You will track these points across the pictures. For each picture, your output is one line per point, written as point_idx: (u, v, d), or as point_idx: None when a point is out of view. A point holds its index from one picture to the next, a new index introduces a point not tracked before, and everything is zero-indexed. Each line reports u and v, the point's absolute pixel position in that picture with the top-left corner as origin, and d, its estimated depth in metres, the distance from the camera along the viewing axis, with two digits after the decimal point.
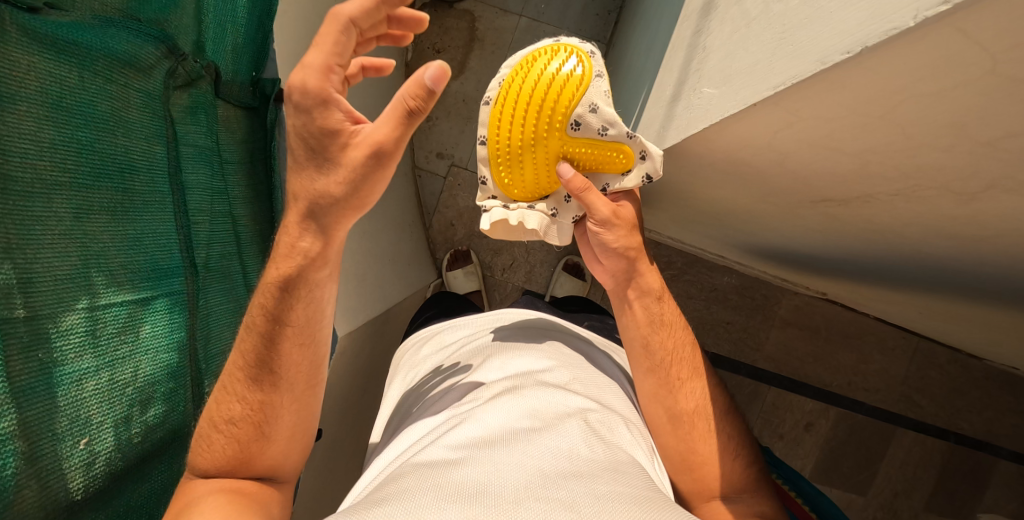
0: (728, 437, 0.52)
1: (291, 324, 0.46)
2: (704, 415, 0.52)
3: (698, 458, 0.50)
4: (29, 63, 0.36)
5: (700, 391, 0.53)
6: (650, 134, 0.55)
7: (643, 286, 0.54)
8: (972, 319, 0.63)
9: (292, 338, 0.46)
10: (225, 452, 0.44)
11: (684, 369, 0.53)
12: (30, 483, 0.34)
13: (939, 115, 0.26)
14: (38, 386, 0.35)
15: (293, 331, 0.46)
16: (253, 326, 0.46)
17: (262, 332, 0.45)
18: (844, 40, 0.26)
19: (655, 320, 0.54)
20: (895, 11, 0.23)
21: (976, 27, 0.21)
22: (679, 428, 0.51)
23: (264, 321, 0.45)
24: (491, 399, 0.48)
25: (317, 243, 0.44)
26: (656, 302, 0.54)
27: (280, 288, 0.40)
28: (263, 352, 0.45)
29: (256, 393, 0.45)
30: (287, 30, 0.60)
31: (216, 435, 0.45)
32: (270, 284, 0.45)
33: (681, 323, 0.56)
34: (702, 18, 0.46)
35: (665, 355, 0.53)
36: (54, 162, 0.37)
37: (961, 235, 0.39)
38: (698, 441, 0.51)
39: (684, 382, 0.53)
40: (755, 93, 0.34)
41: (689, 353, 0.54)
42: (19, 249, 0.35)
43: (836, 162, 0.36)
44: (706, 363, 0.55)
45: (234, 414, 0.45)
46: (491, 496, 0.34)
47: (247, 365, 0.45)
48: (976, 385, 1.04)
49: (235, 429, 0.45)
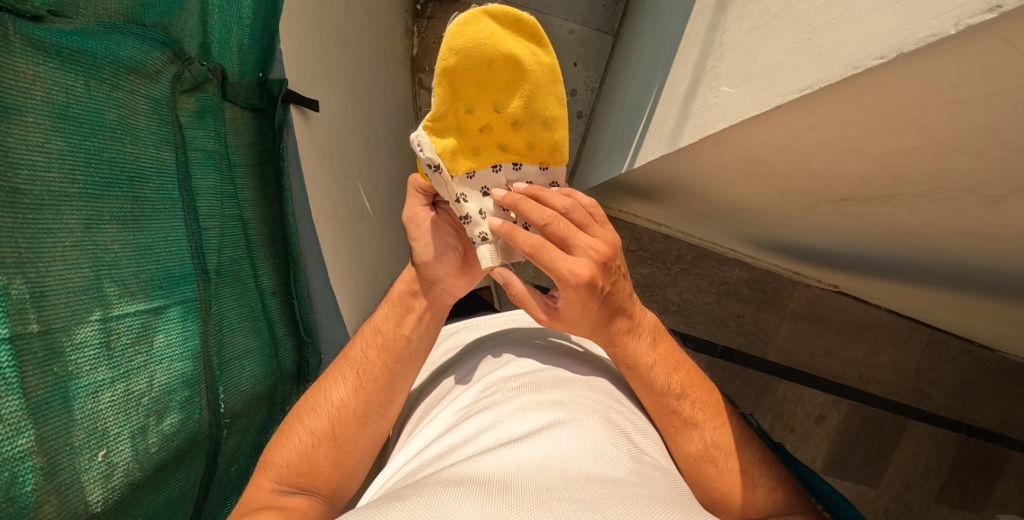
0: (743, 470, 0.49)
1: (389, 337, 0.52)
2: (710, 459, 0.48)
3: (718, 494, 0.48)
4: (33, 72, 0.35)
5: (700, 436, 0.50)
6: (662, 132, 0.54)
7: (631, 362, 0.50)
8: (991, 312, 0.62)
9: (391, 355, 0.52)
10: (300, 449, 0.48)
11: (674, 419, 0.50)
12: (50, 498, 0.34)
13: (970, 120, 0.25)
14: (55, 401, 0.35)
15: (393, 346, 0.52)
16: (364, 336, 0.53)
17: (369, 340, 0.53)
18: (876, 45, 0.25)
19: (644, 377, 0.50)
20: (932, 16, 0.22)
21: (1020, 35, 0.20)
22: (689, 469, 0.49)
23: (380, 330, 0.53)
24: (510, 396, 0.47)
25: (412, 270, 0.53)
26: (628, 368, 0.51)
27: (405, 288, 0.53)
28: (364, 360, 0.52)
29: (345, 394, 0.50)
30: (291, 29, 0.58)
31: (299, 433, 0.49)
32: (393, 298, 0.54)
33: (679, 373, 0.51)
34: (718, 12, 0.45)
35: (667, 396, 0.50)
36: (62, 173, 0.37)
37: (985, 236, 0.37)
38: (713, 478, 0.48)
39: (681, 429, 0.50)
40: (779, 95, 0.33)
41: (677, 407, 0.50)
42: (32, 264, 0.34)
43: (860, 164, 0.35)
44: (712, 403, 0.52)
45: (320, 407, 0.50)
46: (513, 493, 0.33)
47: (348, 367, 0.52)
48: (989, 377, 1.03)
49: (315, 424, 0.49)
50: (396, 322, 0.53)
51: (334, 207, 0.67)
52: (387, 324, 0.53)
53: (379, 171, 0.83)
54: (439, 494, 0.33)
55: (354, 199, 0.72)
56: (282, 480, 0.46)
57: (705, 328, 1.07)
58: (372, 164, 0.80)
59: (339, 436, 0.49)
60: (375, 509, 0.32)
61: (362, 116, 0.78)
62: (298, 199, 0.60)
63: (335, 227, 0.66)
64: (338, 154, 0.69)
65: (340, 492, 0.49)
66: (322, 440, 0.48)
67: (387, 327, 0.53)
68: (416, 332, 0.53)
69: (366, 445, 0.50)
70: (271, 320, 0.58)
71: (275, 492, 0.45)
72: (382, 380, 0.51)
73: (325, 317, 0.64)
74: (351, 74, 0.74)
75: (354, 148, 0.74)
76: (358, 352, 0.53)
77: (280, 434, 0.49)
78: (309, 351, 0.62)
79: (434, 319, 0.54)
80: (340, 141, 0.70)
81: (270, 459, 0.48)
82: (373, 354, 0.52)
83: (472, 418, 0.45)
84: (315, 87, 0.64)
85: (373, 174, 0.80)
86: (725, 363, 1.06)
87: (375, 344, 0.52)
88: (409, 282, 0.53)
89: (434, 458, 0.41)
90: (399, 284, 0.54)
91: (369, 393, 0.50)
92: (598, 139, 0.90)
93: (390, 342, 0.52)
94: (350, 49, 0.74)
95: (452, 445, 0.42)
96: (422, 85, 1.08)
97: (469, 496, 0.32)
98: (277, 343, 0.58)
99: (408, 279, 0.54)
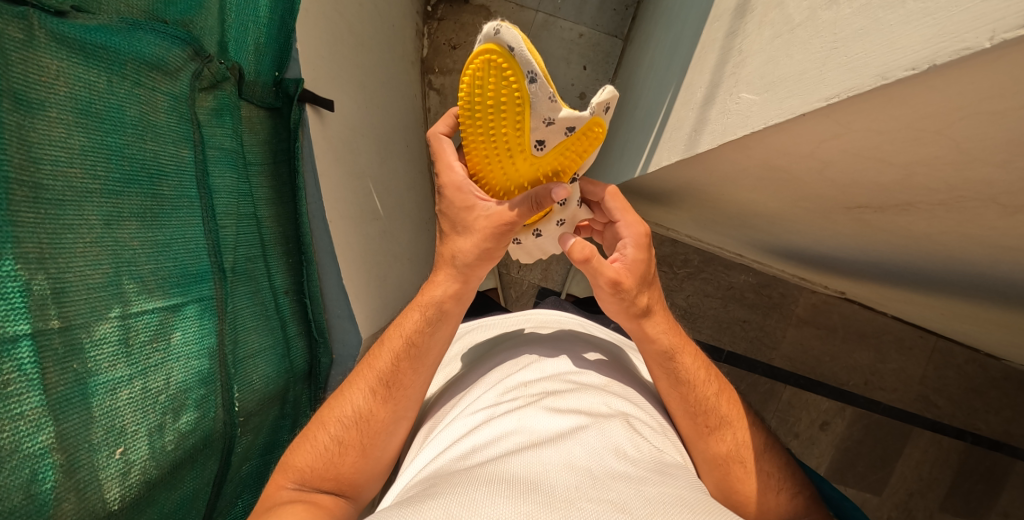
0: (767, 472, 0.49)
1: (419, 347, 0.51)
2: (739, 459, 0.49)
3: (742, 497, 0.47)
4: (57, 68, 0.35)
5: (731, 436, 0.50)
6: (678, 137, 0.54)
7: (659, 348, 0.52)
8: (1001, 322, 0.62)
9: (418, 365, 0.51)
10: (326, 457, 0.48)
11: (710, 418, 0.50)
12: (69, 495, 0.34)
13: (998, 132, 0.25)
14: (74, 398, 0.35)
15: (421, 356, 0.52)
16: (390, 345, 0.52)
17: (398, 351, 0.51)
18: (908, 56, 0.25)
19: (676, 372, 0.51)
20: (965, 30, 0.22)
21: None
22: (716, 470, 0.49)
23: (410, 341, 0.51)
24: (529, 398, 0.47)
25: (455, 281, 0.52)
26: (670, 362, 0.51)
27: (441, 296, 0.52)
28: (391, 370, 0.51)
29: (371, 404, 0.49)
30: (308, 28, 0.58)
31: (323, 438, 0.49)
32: (425, 307, 0.52)
33: (710, 374, 0.53)
34: (738, 19, 0.45)
35: (700, 399, 0.51)
36: (84, 168, 0.37)
37: (1001, 245, 0.37)
38: (738, 480, 0.48)
39: (713, 430, 0.50)
40: (805, 103, 0.33)
41: (713, 405, 0.51)
42: (53, 259, 0.34)
43: (881, 172, 0.35)
44: (739, 408, 0.52)
45: (345, 416, 0.49)
46: (541, 494, 0.33)
47: (373, 377, 0.50)
48: (994, 386, 1.03)
49: (342, 434, 0.48)
50: (422, 333, 0.52)
51: (347, 207, 0.67)
52: (418, 335, 0.52)
53: (389, 171, 0.83)
54: (468, 494, 0.33)
55: (366, 199, 0.72)
56: (306, 479, 0.47)
57: (711, 333, 1.07)
58: (383, 164, 0.80)
59: (366, 444, 0.48)
60: (406, 509, 0.32)
61: (374, 116, 0.78)
62: (312, 199, 0.60)
63: (348, 226, 0.66)
64: (351, 154, 0.69)
65: (363, 492, 0.50)
66: (348, 448, 0.48)
67: (416, 337, 0.52)
68: (437, 339, 0.53)
69: (386, 452, 0.50)
70: (283, 319, 0.58)
71: (298, 491, 0.46)
72: (408, 388, 0.51)
73: (337, 317, 0.64)
74: (364, 74, 0.74)
75: (366, 149, 0.74)
76: (383, 363, 0.51)
77: (304, 438, 0.49)
78: (320, 350, 0.62)
79: (453, 324, 0.54)
80: (352, 141, 0.70)
81: (292, 460, 0.48)
82: (402, 365, 0.51)
83: (493, 420, 0.45)
84: (330, 86, 0.64)
85: (384, 174, 0.80)
86: (731, 368, 1.06)
87: (403, 356, 0.51)
88: (443, 288, 0.53)
89: (455, 459, 0.41)
90: (434, 293, 0.53)
91: (397, 405, 0.50)
92: (608, 143, 0.90)
93: (417, 353, 0.51)
94: (364, 49, 0.74)
95: (473, 444, 0.42)
96: (432, 86, 1.08)
97: (499, 496, 0.32)
98: (290, 342, 0.58)
99: (447, 290, 0.52)
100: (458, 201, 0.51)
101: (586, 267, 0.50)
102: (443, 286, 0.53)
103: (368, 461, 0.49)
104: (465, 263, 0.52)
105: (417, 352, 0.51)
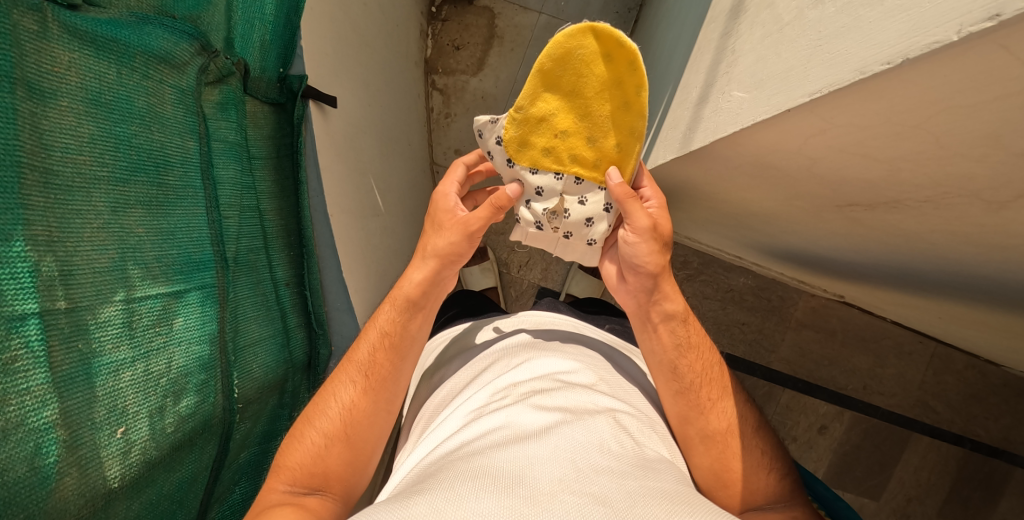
0: (762, 451, 0.51)
1: (396, 339, 0.53)
2: (736, 434, 0.50)
3: (734, 475, 0.48)
4: (68, 59, 0.36)
5: (730, 409, 0.52)
6: (674, 136, 0.55)
7: (666, 310, 0.53)
8: (996, 325, 0.62)
9: (396, 359, 0.53)
10: (313, 451, 0.49)
11: (712, 390, 0.52)
12: (71, 471, 0.35)
13: (976, 125, 0.25)
14: (78, 377, 0.36)
15: (398, 346, 0.53)
16: (369, 340, 0.54)
17: (375, 343, 0.53)
18: (883, 51, 0.26)
19: (676, 367, 0.52)
20: (935, 24, 0.23)
21: (1019, 44, 0.21)
22: (713, 448, 0.49)
23: (386, 332, 0.53)
24: (519, 398, 0.48)
25: (427, 277, 0.55)
26: (680, 324, 0.53)
27: (405, 290, 0.55)
28: (370, 362, 0.52)
29: (354, 396, 0.51)
30: (313, 27, 0.60)
31: (311, 435, 0.50)
32: (395, 299, 0.54)
33: (708, 343, 0.55)
34: (731, 20, 0.46)
35: (694, 377, 0.52)
36: (93, 156, 0.38)
37: (989, 244, 0.38)
38: (733, 458, 0.49)
39: (714, 402, 0.51)
40: (790, 99, 0.33)
41: (716, 376, 0.53)
42: (61, 243, 0.35)
43: (869, 169, 0.35)
44: (733, 383, 0.54)
45: (331, 409, 0.51)
46: (526, 487, 0.34)
47: (354, 369, 0.52)
48: (994, 392, 1.02)
49: (327, 426, 0.50)
50: (396, 324, 0.54)
51: (349, 201, 0.68)
52: (392, 327, 0.54)
53: (391, 169, 0.84)
54: (456, 488, 0.33)
55: (367, 195, 0.73)
56: (298, 482, 0.47)
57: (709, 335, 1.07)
58: (384, 162, 0.81)
59: (350, 435, 0.50)
60: (395, 504, 0.33)
61: (377, 114, 0.79)
62: (313, 193, 0.61)
63: (348, 221, 0.67)
64: (353, 150, 0.70)
65: (349, 487, 0.50)
66: (334, 440, 0.49)
67: (391, 328, 0.54)
68: (415, 329, 0.55)
69: (368, 445, 0.51)
70: (284, 310, 0.59)
71: (287, 493, 0.46)
72: (388, 379, 0.52)
73: (336, 310, 0.65)
74: (368, 72, 0.76)
75: (368, 146, 0.75)
76: (363, 355, 0.53)
77: (293, 437, 0.50)
78: (320, 342, 0.63)
79: (428, 316, 0.56)
80: (355, 138, 0.71)
81: (283, 461, 0.49)
82: (377, 355, 0.53)
83: (482, 418, 0.45)
84: (333, 84, 0.65)
85: (385, 171, 0.81)
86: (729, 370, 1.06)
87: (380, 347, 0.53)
88: (407, 284, 0.55)
89: (447, 454, 0.42)
90: (404, 285, 0.55)
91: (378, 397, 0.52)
92: None
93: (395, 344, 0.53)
94: (368, 49, 0.76)
95: (463, 441, 0.43)
96: (435, 86, 1.10)
97: (486, 491, 0.33)
98: (289, 333, 0.59)
99: (414, 280, 0.55)
100: (440, 208, 0.57)
101: (623, 208, 0.50)
102: (410, 284, 0.55)
103: (353, 454, 0.50)
104: (431, 257, 0.55)
105: (389, 343, 0.53)
